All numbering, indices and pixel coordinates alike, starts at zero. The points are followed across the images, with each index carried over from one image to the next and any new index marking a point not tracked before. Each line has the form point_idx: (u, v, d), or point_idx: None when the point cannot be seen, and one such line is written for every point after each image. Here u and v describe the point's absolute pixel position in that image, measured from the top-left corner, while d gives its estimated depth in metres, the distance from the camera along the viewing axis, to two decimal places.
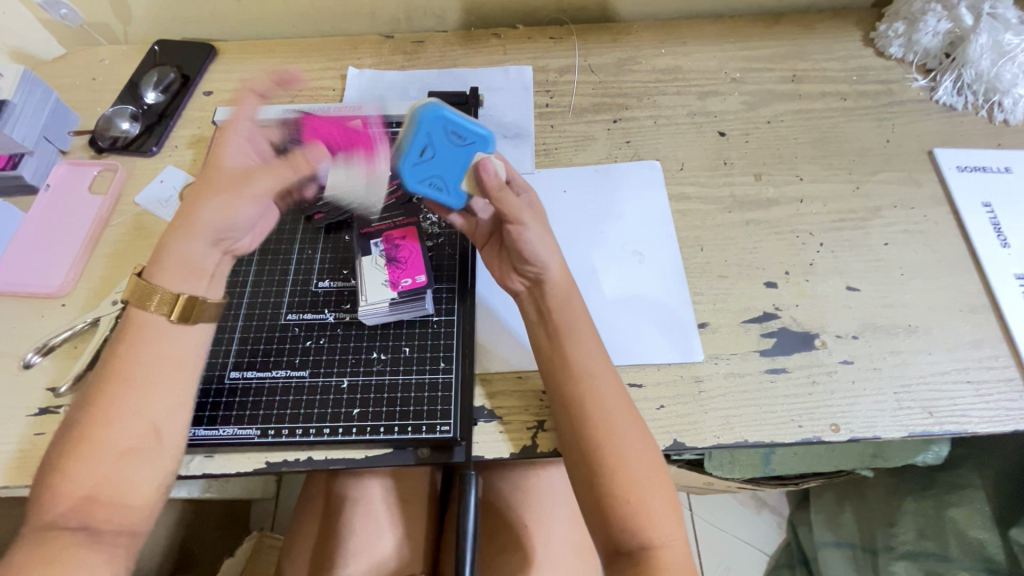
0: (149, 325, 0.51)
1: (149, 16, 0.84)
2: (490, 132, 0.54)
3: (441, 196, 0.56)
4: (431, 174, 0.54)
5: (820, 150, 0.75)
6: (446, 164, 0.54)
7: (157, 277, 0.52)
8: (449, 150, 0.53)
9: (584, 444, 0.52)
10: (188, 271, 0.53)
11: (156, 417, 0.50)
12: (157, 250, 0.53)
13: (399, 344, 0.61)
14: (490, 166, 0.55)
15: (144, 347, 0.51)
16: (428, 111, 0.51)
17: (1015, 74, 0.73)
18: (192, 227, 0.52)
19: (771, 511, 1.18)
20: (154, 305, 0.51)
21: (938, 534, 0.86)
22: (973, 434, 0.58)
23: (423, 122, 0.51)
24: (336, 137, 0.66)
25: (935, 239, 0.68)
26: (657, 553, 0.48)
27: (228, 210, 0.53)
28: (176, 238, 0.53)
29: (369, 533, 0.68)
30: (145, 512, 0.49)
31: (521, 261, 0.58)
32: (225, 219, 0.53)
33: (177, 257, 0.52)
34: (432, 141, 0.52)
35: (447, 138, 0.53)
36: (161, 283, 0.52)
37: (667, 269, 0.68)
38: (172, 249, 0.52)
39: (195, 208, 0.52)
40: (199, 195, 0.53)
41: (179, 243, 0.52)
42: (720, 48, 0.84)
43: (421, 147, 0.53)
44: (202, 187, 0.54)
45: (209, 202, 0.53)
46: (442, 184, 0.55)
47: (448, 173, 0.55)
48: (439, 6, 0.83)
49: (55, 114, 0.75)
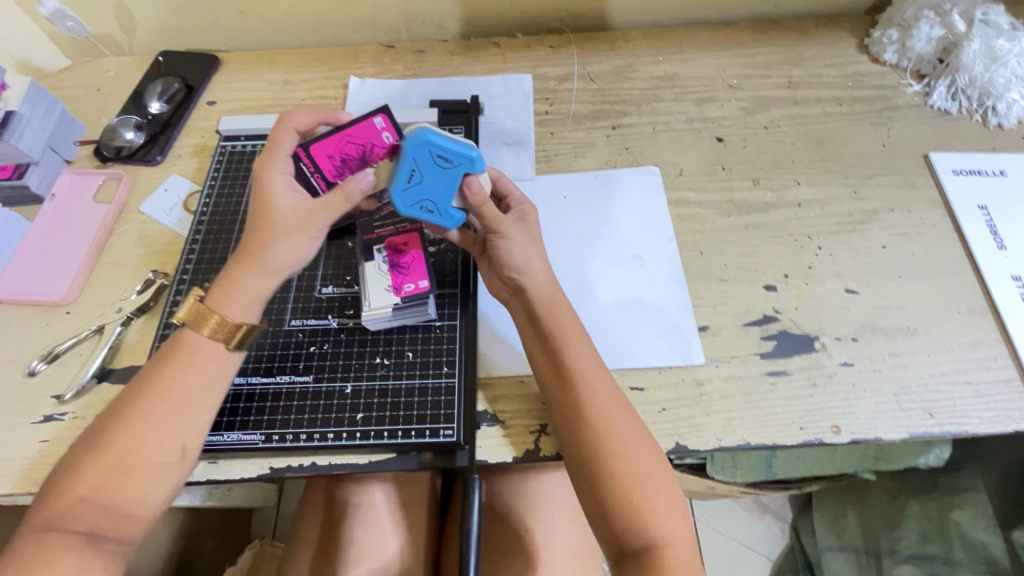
0: (200, 347, 0.52)
1: (153, 27, 0.85)
2: (479, 154, 0.54)
3: (435, 218, 0.56)
4: (422, 197, 0.55)
5: (817, 155, 0.76)
6: (435, 186, 0.55)
7: (225, 309, 0.52)
8: (438, 173, 0.54)
9: (585, 447, 0.52)
10: (255, 303, 0.54)
11: (181, 433, 0.50)
12: (223, 284, 0.53)
13: (403, 349, 0.61)
14: (474, 182, 0.55)
15: (181, 362, 0.51)
16: (414, 137, 0.52)
17: (1009, 79, 0.74)
18: (265, 264, 0.53)
19: (774, 516, 1.18)
20: (209, 330, 0.52)
21: (942, 537, 0.85)
22: (974, 435, 0.59)
23: (410, 146, 0.53)
24: (348, 148, 0.57)
25: (932, 242, 0.69)
26: (663, 553, 0.48)
27: (299, 248, 0.54)
28: (246, 274, 0.53)
29: (371, 540, 0.68)
30: (144, 524, 0.49)
31: (501, 268, 0.59)
32: (296, 255, 0.54)
33: (248, 292, 0.53)
34: (419, 166, 0.54)
35: (433, 161, 0.53)
36: (226, 314, 0.52)
37: (667, 273, 0.68)
38: (241, 284, 0.53)
39: (266, 247, 0.53)
40: (266, 234, 0.53)
41: (251, 279, 0.53)
42: (717, 55, 0.85)
43: (408, 172, 0.54)
44: (265, 225, 0.53)
45: (280, 240, 0.53)
46: (434, 207, 0.56)
47: (437, 196, 0.55)
48: (440, 16, 0.85)
49: (61, 124, 0.76)
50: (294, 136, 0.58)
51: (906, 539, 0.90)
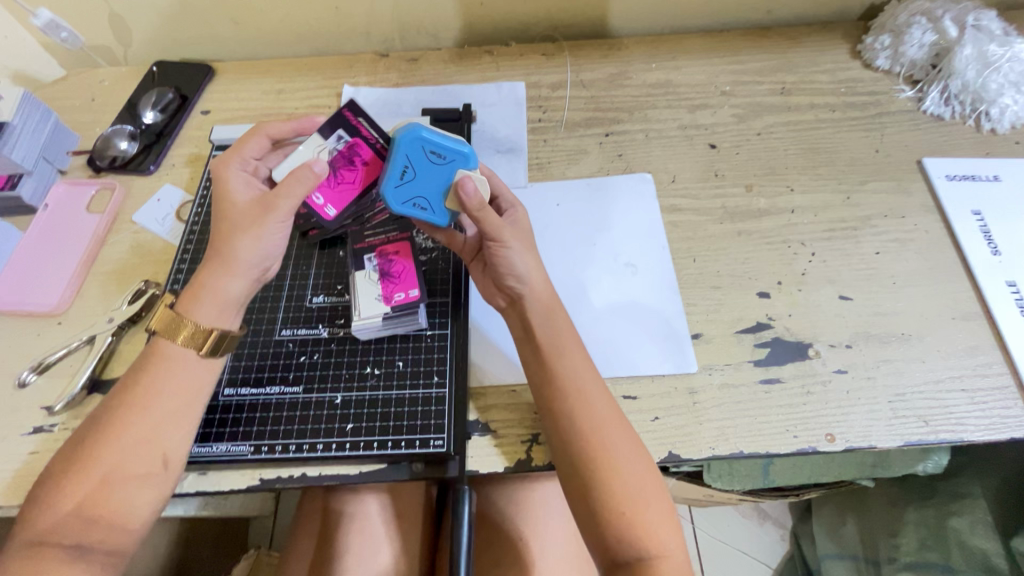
0: (170, 353, 0.52)
1: (149, 38, 0.86)
2: (471, 150, 0.56)
3: (427, 215, 0.57)
4: (414, 195, 0.56)
5: (811, 161, 0.76)
6: (428, 183, 0.56)
7: (195, 314, 0.52)
8: (430, 169, 0.55)
9: (576, 457, 0.52)
10: (226, 306, 0.53)
11: (161, 442, 0.50)
12: (192, 289, 0.53)
13: (393, 359, 0.61)
14: (470, 184, 0.54)
15: (157, 370, 0.51)
16: (407, 133, 0.53)
17: (1001, 84, 0.74)
18: (229, 263, 0.52)
19: (774, 523, 1.17)
20: (181, 336, 0.52)
21: (941, 544, 0.84)
22: (970, 442, 0.58)
23: (404, 143, 0.54)
24: None
25: (926, 247, 0.69)
26: (655, 563, 0.48)
27: (261, 244, 0.53)
28: (213, 276, 0.52)
29: (365, 551, 0.68)
30: (133, 536, 0.49)
31: (501, 277, 0.58)
32: (260, 253, 0.53)
33: (218, 294, 0.52)
34: (412, 162, 0.55)
35: (426, 157, 0.55)
36: (196, 319, 0.52)
37: (660, 280, 0.68)
38: (209, 285, 0.52)
39: (228, 245, 0.52)
40: (227, 233, 0.53)
41: (218, 280, 0.52)
42: (710, 62, 0.85)
43: (401, 169, 0.55)
44: (227, 225, 0.53)
45: (239, 237, 0.52)
46: (426, 204, 0.57)
47: (430, 193, 0.56)
48: (434, 25, 0.85)
49: (54, 134, 0.76)
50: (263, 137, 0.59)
51: (905, 547, 0.89)
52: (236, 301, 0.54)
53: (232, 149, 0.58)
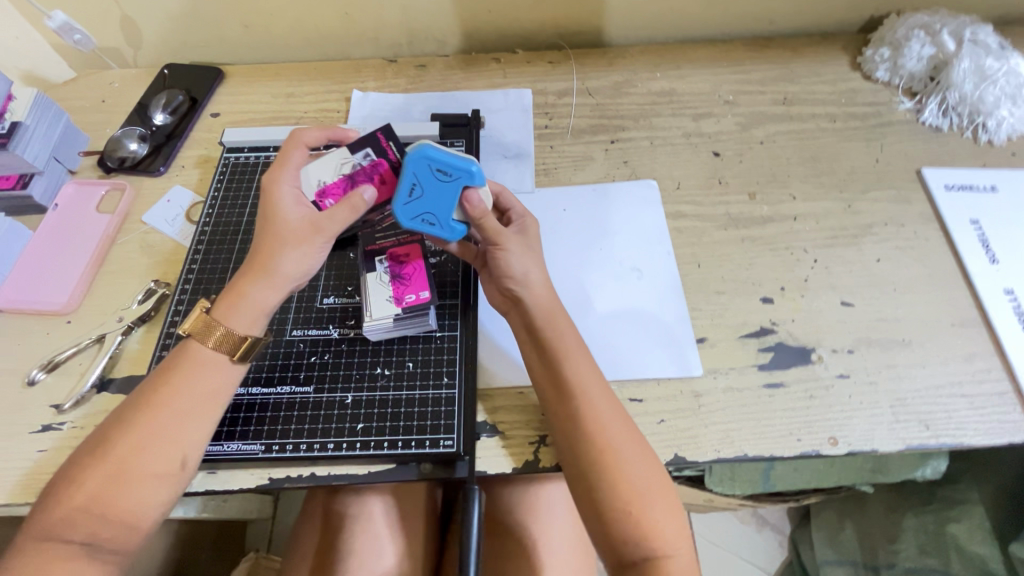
0: (204, 358, 0.52)
1: (159, 41, 0.87)
2: (478, 167, 0.55)
3: (436, 231, 0.57)
4: (422, 211, 0.56)
5: (812, 169, 0.77)
6: (436, 201, 0.55)
7: (232, 323, 0.53)
8: (438, 187, 0.54)
9: (581, 459, 0.52)
10: (261, 317, 0.54)
11: (181, 444, 0.50)
12: (230, 298, 0.53)
13: (403, 360, 0.62)
14: (475, 196, 0.55)
15: (184, 373, 0.51)
16: (414, 152, 0.53)
17: (998, 97, 0.76)
18: (271, 276, 0.53)
19: (772, 529, 1.18)
20: (215, 341, 0.52)
21: (939, 550, 0.85)
22: (969, 447, 0.59)
23: (411, 162, 0.54)
24: None
25: (925, 255, 0.70)
26: (662, 563, 0.49)
27: (304, 261, 0.54)
28: (254, 287, 0.53)
29: (370, 551, 0.68)
30: (141, 536, 0.49)
31: (501, 281, 0.59)
32: (301, 269, 0.54)
33: (255, 306, 0.53)
34: (420, 180, 0.54)
35: (433, 175, 0.54)
36: (231, 327, 0.53)
37: (665, 285, 0.69)
38: (248, 296, 0.53)
39: (272, 258, 0.53)
40: (272, 245, 0.53)
41: (257, 291, 0.53)
42: (713, 72, 0.86)
43: (409, 187, 0.55)
44: (272, 237, 0.54)
45: (285, 251, 0.53)
46: (434, 220, 0.56)
47: (438, 209, 0.56)
48: (441, 31, 0.87)
49: (65, 135, 0.76)
50: (304, 150, 0.59)
51: (904, 552, 0.90)
52: (269, 311, 0.54)
53: (276, 159, 0.58)
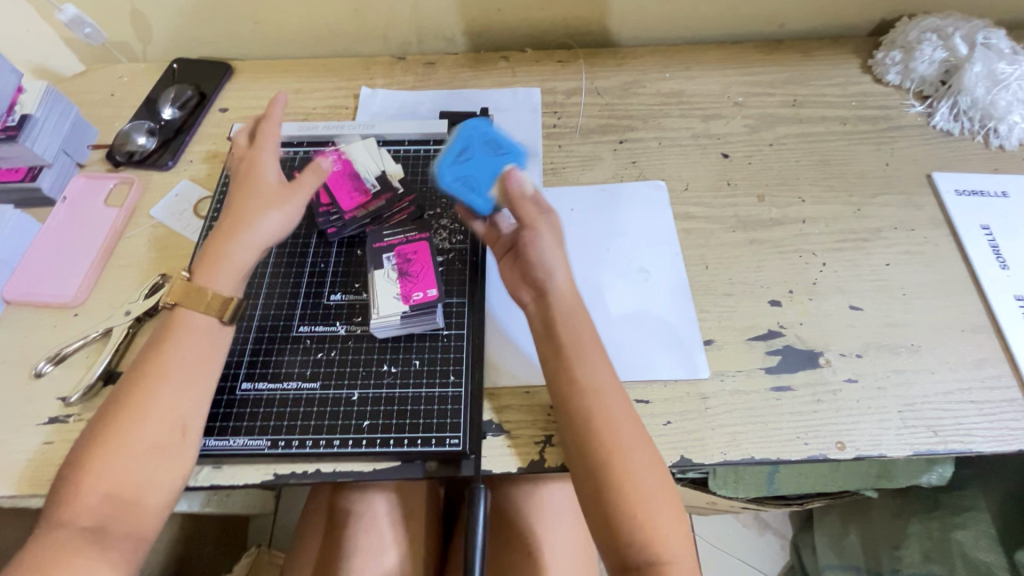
0: (190, 323, 0.55)
1: (169, 35, 0.87)
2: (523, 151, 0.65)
3: (472, 197, 0.62)
4: (466, 173, 0.63)
5: (822, 172, 0.77)
6: (480, 167, 0.63)
7: (217, 282, 0.56)
8: (485, 158, 0.64)
9: (590, 461, 0.52)
10: (241, 277, 0.57)
11: (179, 421, 0.51)
12: (212, 258, 0.56)
13: (409, 357, 0.62)
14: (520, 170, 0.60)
15: (173, 350, 0.53)
16: (470, 125, 0.64)
17: (1010, 102, 0.75)
18: (253, 234, 0.57)
19: (774, 532, 1.18)
20: (205, 305, 0.55)
21: (944, 558, 0.84)
22: (979, 454, 0.59)
23: (466, 130, 0.64)
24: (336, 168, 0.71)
25: (935, 260, 0.70)
26: (667, 568, 0.49)
27: (282, 223, 0.59)
28: (236, 246, 0.57)
29: (373, 550, 0.68)
30: (152, 521, 0.49)
31: (530, 269, 0.59)
32: (279, 231, 0.59)
33: (238, 266, 0.57)
34: (471, 147, 0.64)
35: (483, 147, 0.64)
36: (219, 288, 0.56)
37: (673, 285, 0.69)
38: (232, 256, 0.56)
39: (254, 219, 0.58)
40: (253, 208, 0.58)
41: (240, 250, 0.57)
42: (723, 73, 0.86)
43: (460, 151, 0.63)
44: (254, 203, 0.58)
45: (266, 212, 0.58)
46: (474, 185, 0.62)
47: (481, 176, 0.63)
48: (450, 29, 0.86)
49: (75, 128, 0.76)
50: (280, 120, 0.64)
51: (908, 558, 0.89)
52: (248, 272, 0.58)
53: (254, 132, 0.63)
